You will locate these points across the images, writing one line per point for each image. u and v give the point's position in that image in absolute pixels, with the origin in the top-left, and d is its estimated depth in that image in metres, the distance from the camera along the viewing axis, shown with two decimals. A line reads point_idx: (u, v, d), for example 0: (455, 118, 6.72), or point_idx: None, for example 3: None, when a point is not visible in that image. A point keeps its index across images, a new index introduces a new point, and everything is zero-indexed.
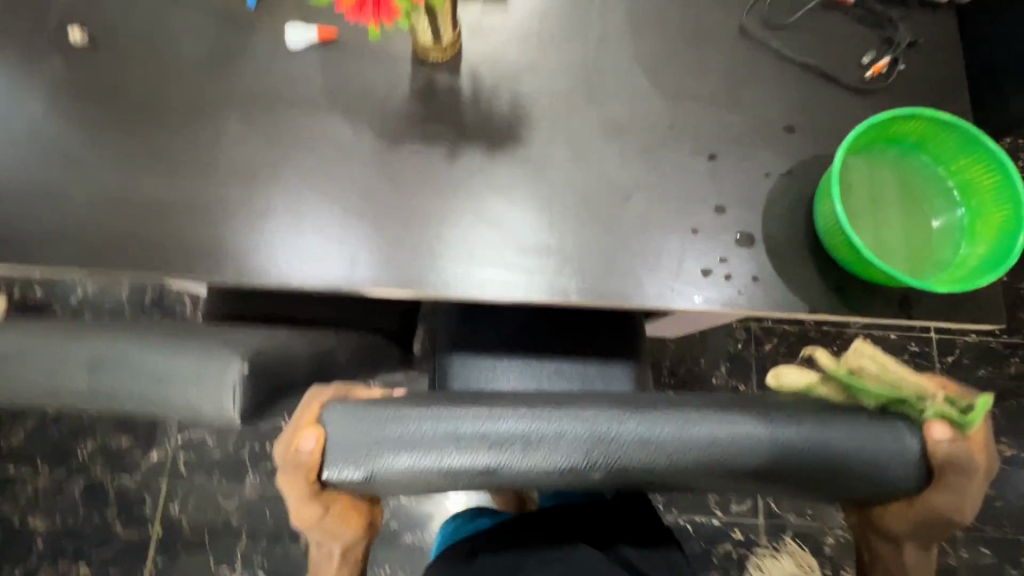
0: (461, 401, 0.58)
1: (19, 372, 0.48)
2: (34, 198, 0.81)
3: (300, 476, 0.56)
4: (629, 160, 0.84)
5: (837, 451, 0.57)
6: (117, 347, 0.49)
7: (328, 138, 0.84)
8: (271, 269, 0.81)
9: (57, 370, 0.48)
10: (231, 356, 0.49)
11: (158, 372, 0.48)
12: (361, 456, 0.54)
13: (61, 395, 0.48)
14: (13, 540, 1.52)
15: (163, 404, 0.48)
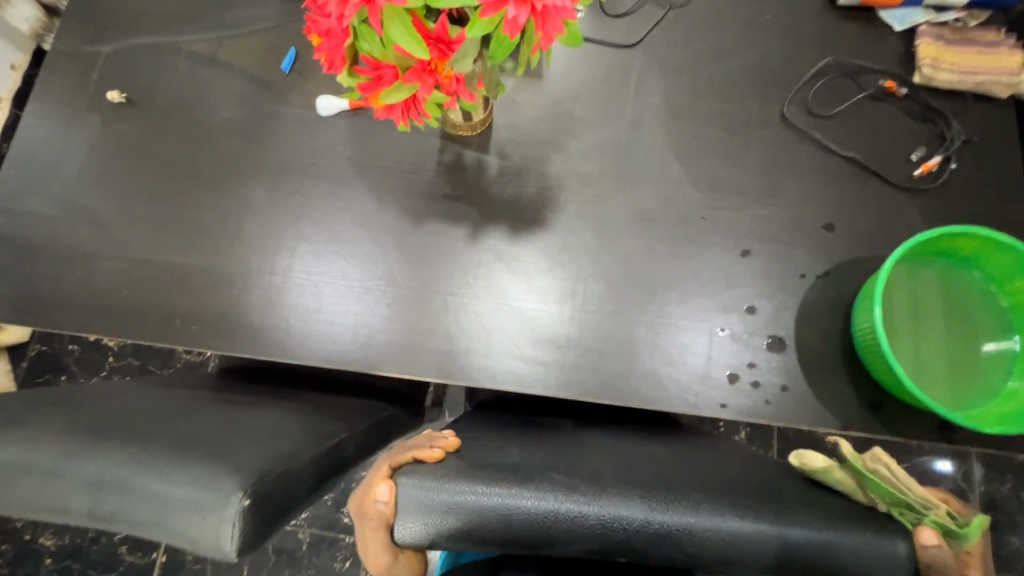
0: (521, 475, 0.56)
1: (26, 487, 0.48)
2: (64, 259, 0.83)
3: (369, 526, 0.57)
4: (658, 252, 0.81)
5: (843, 559, 0.52)
6: (121, 467, 0.48)
7: (352, 211, 0.84)
8: (285, 346, 0.79)
9: (63, 488, 0.47)
10: (234, 484, 0.47)
11: (160, 499, 0.47)
12: (428, 521, 0.54)
13: (60, 514, 0.48)
14: (22, 557, 1.55)
15: (159, 531, 0.46)
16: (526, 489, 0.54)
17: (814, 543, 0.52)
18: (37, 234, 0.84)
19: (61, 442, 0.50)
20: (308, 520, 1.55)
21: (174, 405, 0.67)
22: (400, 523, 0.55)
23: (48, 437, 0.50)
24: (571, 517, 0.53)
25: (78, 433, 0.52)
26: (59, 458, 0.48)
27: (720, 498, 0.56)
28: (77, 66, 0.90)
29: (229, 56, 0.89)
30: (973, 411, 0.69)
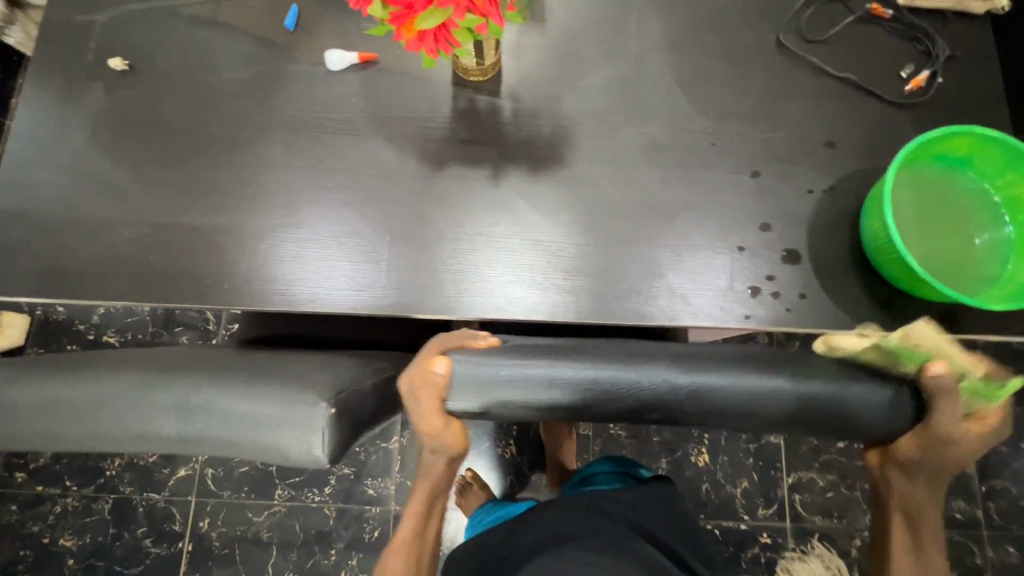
0: (558, 352, 0.61)
1: (110, 419, 0.49)
2: (83, 230, 0.82)
3: (426, 400, 0.60)
4: (673, 179, 0.85)
5: (853, 404, 0.58)
6: (203, 392, 0.50)
7: (373, 162, 0.84)
8: (308, 284, 0.81)
9: (148, 417, 0.49)
10: (312, 396, 0.49)
11: (246, 418, 0.48)
12: (478, 393, 0.59)
13: (146, 439, 0.49)
14: (44, 559, 1.53)
15: (243, 445, 0.48)
16: (568, 361, 0.59)
17: (837, 402, 0.58)
18: (50, 208, 0.82)
19: (137, 376, 0.51)
20: (332, 495, 1.57)
21: (223, 354, 0.68)
22: (453, 394, 0.59)
23: (124, 373, 0.52)
24: (609, 381, 0.59)
25: (149, 369, 0.53)
26: (138, 388, 0.50)
27: (745, 361, 0.61)
28: (72, 37, 0.88)
29: (230, 17, 0.89)
30: (977, 298, 0.75)
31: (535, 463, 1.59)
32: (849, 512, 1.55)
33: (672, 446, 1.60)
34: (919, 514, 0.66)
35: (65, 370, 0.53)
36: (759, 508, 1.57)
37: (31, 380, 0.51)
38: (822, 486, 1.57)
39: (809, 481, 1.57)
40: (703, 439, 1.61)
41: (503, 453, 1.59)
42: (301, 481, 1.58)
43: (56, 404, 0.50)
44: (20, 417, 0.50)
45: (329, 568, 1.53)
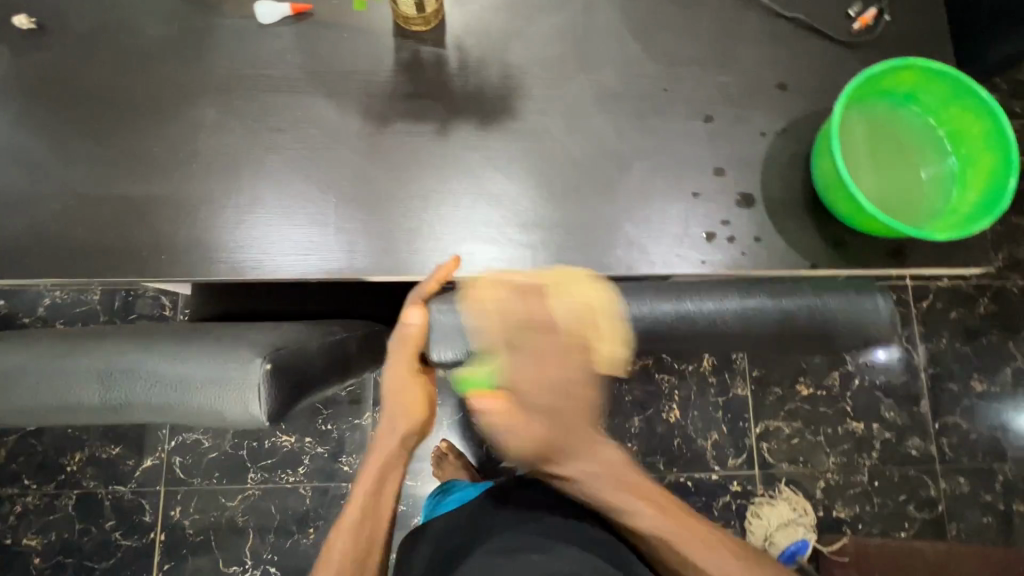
0: None
1: (24, 391, 0.46)
2: (1, 206, 0.76)
3: (406, 348, 0.75)
4: (626, 127, 0.83)
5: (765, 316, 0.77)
6: (127, 356, 0.47)
7: (314, 121, 0.80)
8: (258, 251, 0.77)
9: (66, 385, 0.46)
10: (245, 352, 0.47)
11: (177, 379, 0.46)
12: (459, 340, 0.73)
13: (71, 410, 0.46)
14: (8, 560, 1.49)
15: (177, 408, 0.46)
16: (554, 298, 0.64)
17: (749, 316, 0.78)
18: None
19: (54, 344, 0.48)
20: (307, 475, 1.55)
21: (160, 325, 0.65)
22: (437, 344, 0.74)
23: (42, 342, 0.48)
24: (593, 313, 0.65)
25: (68, 336, 0.49)
26: (57, 357, 0.47)
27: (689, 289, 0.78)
28: None
29: None
30: (925, 231, 0.76)
31: None
32: (813, 457, 1.61)
33: (644, 404, 1.64)
34: (628, 481, 0.76)
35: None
36: (729, 458, 1.62)
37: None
38: (788, 433, 1.63)
39: (776, 430, 1.63)
40: (674, 396, 1.64)
41: None
42: (274, 463, 1.55)
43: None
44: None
45: (309, 547, 1.52)
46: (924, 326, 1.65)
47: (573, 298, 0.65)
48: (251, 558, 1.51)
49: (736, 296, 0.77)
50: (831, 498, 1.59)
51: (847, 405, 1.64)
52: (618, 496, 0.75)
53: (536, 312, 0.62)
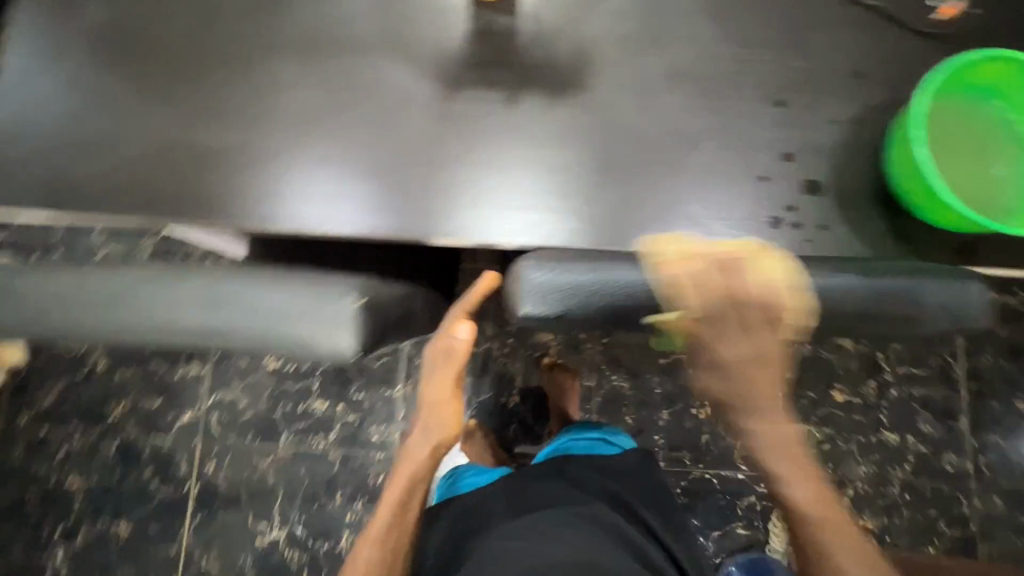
0: (610, 259, 0.69)
1: (139, 311, 0.50)
2: (86, 148, 0.79)
3: (451, 364, 0.80)
4: (695, 107, 0.82)
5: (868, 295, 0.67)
6: (230, 285, 0.50)
7: (386, 84, 0.81)
8: (328, 208, 0.79)
9: (175, 307, 0.50)
10: (342, 284, 0.50)
11: (274, 309, 0.49)
12: (557, 298, 0.66)
13: (179, 335, 0.50)
14: (51, 500, 1.55)
15: (275, 339, 0.49)
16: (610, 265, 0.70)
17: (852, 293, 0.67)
18: (51, 123, 0.79)
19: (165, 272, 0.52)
20: (338, 441, 1.59)
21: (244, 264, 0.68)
22: (529, 301, 0.66)
23: (156, 272, 0.53)
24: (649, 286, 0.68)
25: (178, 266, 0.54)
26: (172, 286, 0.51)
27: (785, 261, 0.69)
28: None
29: None
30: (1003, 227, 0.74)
31: (539, 414, 1.64)
32: (843, 464, 1.59)
33: (674, 399, 1.63)
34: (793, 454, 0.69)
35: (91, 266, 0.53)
36: None
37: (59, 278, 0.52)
38: (819, 439, 1.60)
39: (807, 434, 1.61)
40: None
41: (507, 403, 1.64)
42: (307, 427, 1.59)
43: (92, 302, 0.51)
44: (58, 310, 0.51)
45: (335, 512, 1.56)
46: (969, 340, 1.61)
47: (761, 270, 0.62)
48: (279, 517, 1.56)
49: (819, 275, 0.68)
50: (859, 508, 1.57)
51: (882, 415, 1.60)
52: (788, 467, 0.68)
53: (736, 286, 0.62)
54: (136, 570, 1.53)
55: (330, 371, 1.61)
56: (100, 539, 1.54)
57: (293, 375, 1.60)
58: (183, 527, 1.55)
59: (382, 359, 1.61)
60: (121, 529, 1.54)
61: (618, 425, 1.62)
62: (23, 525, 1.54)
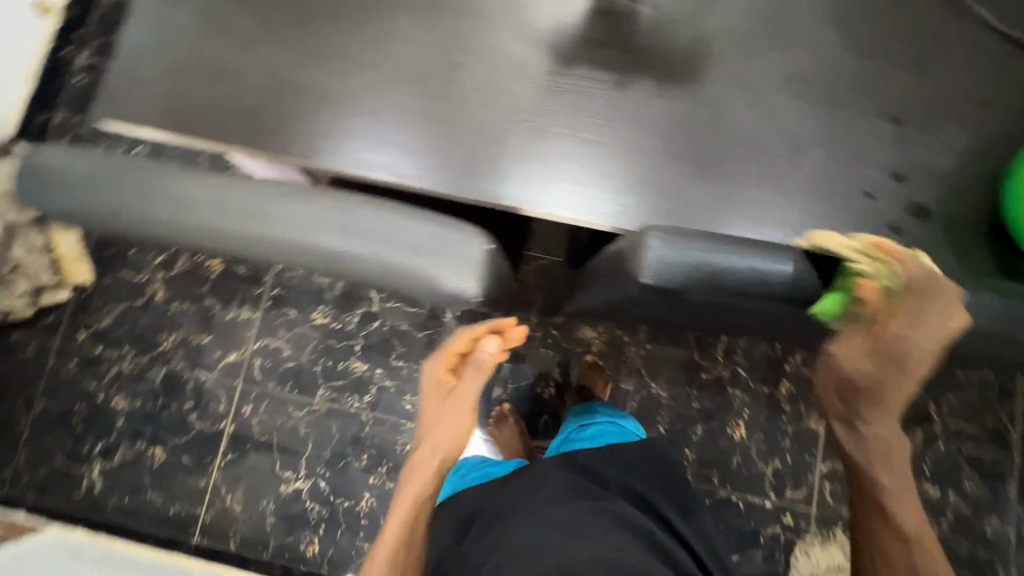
0: (720, 240, 0.69)
1: (309, 232, 0.65)
2: (207, 74, 0.82)
3: (475, 374, 0.85)
4: (807, 114, 0.81)
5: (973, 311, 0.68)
6: (386, 223, 0.65)
7: (502, 50, 0.82)
8: (427, 163, 0.80)
9: (342, 234, 0.65)
10: (447, 223, 0.65)
11: (420, 246, 0.64)
12: (678, 269, 0.66)
13: (330, 253, 0.65)
14: (94, 416, 1.61)
15: (386, 258, 0.64)
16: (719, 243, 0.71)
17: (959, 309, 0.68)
18: (178, 45, 0.82)
19: (303, 192, 0.67)
20: (372, 404, 1.61)
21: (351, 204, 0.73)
22: (652, 268, 0.66)
23: (316, 202, 0.67)
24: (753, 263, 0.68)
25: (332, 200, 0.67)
26: (310, 204, 0.66)
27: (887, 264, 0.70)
28: None
29: None
30: None
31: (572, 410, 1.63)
32: None
33: (711, 415, 1.61)
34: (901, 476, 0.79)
35: (240, 178, 0.68)
36: (787, 489, 1.58)
37: (215, 183, 0.67)
38: None
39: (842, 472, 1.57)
40: (743, 413, 1.61)
41: (542, 394, 1.63)
42: (344, 386, 1.62)
43: (238, 206, 0.66)
44: (208, 207, 0.65)
45: (360, 473, 1.58)
46: None
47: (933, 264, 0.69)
48: (306, 468, 1.59)
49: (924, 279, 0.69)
50: None
51: (925, 467, 1.55)
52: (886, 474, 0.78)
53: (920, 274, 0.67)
54: (164, 496, 1.57)
55: (375, 335, 1.63)
56: (135, 460, 1.58)
57: (339, 332, 1.64)
58: (214, 463, 1.59)
59: (426, 330, 1.63)
60: (156, 454, 1.59)
61: (651, 432, 1.60)
62: (65, 435, 1.59)
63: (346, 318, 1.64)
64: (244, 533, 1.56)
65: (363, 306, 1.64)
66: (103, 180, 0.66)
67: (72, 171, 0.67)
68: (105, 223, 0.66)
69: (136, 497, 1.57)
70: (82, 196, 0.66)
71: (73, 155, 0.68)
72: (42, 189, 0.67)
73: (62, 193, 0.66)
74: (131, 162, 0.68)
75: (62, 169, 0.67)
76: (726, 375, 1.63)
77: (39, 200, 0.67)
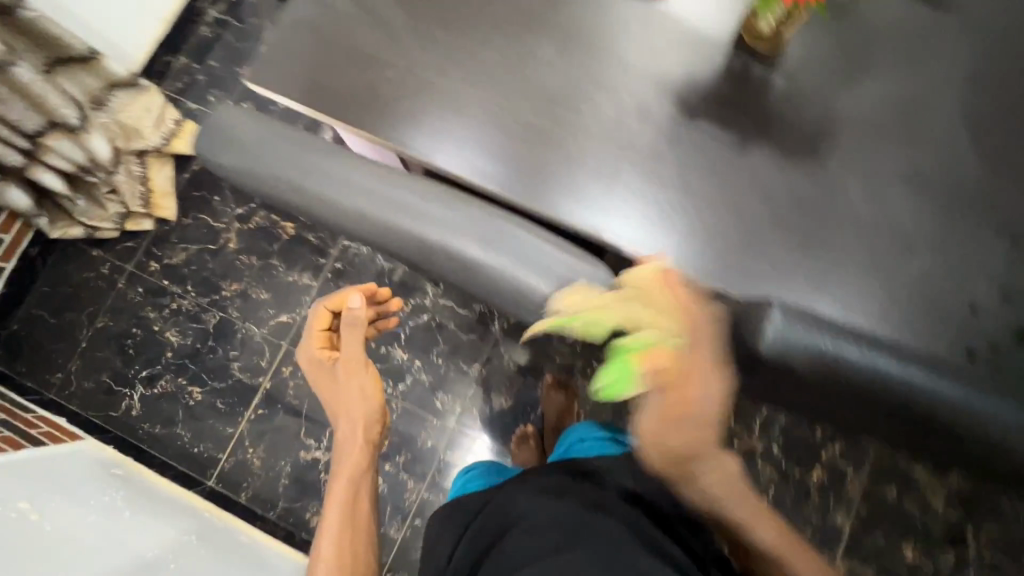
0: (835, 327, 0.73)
1: (454, 231, 0.70)
2: (355, 59, 0.87)
3: (355, 331, 0.98)
4: (923, 214, 0.80)
5: None
6: (523, 238, 0.72)
7: (632, 94, 0.86)
8: (539, 186, 0.84)
9: (484, 239, 0.70)
10: (567, 264, 0.71)
11: (553, 266, 0.71)
12: (796, 344, 0.70)
13: (467, 256, 0.70)
14: (147, 343, 1.68)
15: (508, 274, 0.70)
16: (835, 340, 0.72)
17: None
18: (334, 28, 0.88)
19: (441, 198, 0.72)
20: (403, 393, 1.64)
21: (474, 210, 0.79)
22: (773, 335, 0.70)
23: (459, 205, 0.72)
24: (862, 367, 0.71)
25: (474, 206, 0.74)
26: (447, 214, 0.71)
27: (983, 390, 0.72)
28: None
29: None
30: None
31: None
32: None
33: None
34: (742, 493, 0.74)
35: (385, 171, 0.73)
36: None
37: (363, 172, 0.72)
38: None
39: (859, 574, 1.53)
40: (767, 491, 1.57)
41: None
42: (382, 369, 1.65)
43: (382, 198, 0.71)
44: (356, 194, 0.71)
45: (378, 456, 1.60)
46: None
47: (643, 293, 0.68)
48: (327, 439, 1.62)
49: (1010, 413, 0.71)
50: None
51: None
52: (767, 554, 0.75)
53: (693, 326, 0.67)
54: (192, 433, 1.63)
55: (422, 327, 1.67)
56: (174, 394, 1.65)
57: None
58: (244, 413, 1.64)
59: (472, 334, 1.67)
60: (194, 392, 1.65)
61: None
62: (117, 355, 1.68)
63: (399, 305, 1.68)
64: (256, 488, 1.60)
65: (416, 298, 1.68)
66: (271, 149, 0.72)
67: (244, 135, 0.73)
68: (260, 182, 0.72)
69: (166, 429, 1.63)
70: (250, 160, 0.72)
71: (247, 119, 0.74)
72: (214, 145, 0.73)
73: (230, 150, 0.72)
74: (296, 136, 0.74)
75: (237, 130, 0.73)
76: (759, 448, 1.60)
77: (209, 154, 0.73)
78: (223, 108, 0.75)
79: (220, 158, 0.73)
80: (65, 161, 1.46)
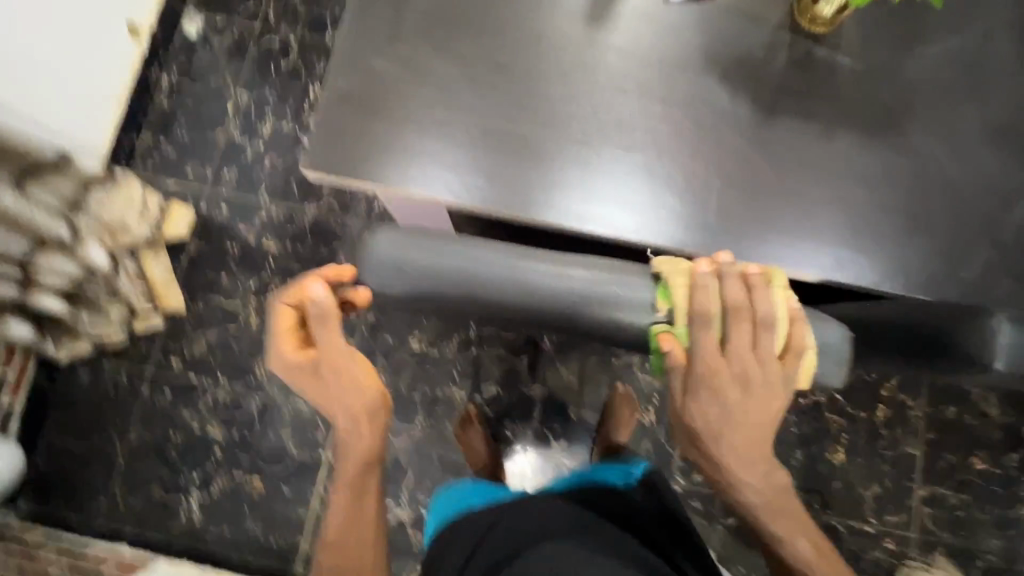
0: None
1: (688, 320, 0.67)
2: (412, 123, 0.82)
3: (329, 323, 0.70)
4: (1011, 166, 0.81)
5: None
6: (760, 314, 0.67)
7: (704, 100, 0.83)
8: (634, 215, 0.81)
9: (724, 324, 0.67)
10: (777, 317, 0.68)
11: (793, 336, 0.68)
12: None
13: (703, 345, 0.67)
14: (192, 445, 1.58)
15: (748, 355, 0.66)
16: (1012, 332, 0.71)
17: None
18: (381, 93, 0.82)
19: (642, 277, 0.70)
20: None
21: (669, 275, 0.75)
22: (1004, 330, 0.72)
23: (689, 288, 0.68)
24: None
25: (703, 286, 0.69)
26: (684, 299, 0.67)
27: None
28: None
29: None
30: None
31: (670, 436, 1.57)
32: (977, 534, 1.51)
33: (811, 440, 1.56)
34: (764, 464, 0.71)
35: (580, 256, 0.72)
36: (889, 514, 1.53)
37: (556, 267, 0.70)
38: (954, 504, 1.53)
39: (941, 498, 1.53)
40: (842, 438, 1.56)
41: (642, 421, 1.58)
42: (441, 413, 1.59)
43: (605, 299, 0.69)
44: (558, 290, 0.69)
45: None
46: None
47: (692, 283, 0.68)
48: (405, 497, 1.55)
49: None
50: None
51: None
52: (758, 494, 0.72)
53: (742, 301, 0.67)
54: (263, 525, 1.55)
55: (472, 361, 1.62)
56: (234, 489, 1.56)
57: (435, 358, 1.62)
58: (312, 491, 1.57)
59: (523, 356, 1.62)
60: (254, 483, 1.57)
61: None
62: (161, 464, 1.57)
63: (444, 344, 1.62)
64: None
65: (461, 333, 1.63)
66: (470, 273, 0.69)
67: (426, 265, 0.69)
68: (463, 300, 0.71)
69: (236, 528, 1.55)
70: (431, 290, 0.70)
71: (422, 246, 0.70)
72: (396, 276, 0.70)
73: (423, 281, 0.70)
74: (474, 245, 0.70)
75: (413, 258, 0.70)
76: (822, 400, 1.58)
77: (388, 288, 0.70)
78: (386, 236, 0.71)
79: (402, 291, 0.70)
80: (60, 278, 1.38)
